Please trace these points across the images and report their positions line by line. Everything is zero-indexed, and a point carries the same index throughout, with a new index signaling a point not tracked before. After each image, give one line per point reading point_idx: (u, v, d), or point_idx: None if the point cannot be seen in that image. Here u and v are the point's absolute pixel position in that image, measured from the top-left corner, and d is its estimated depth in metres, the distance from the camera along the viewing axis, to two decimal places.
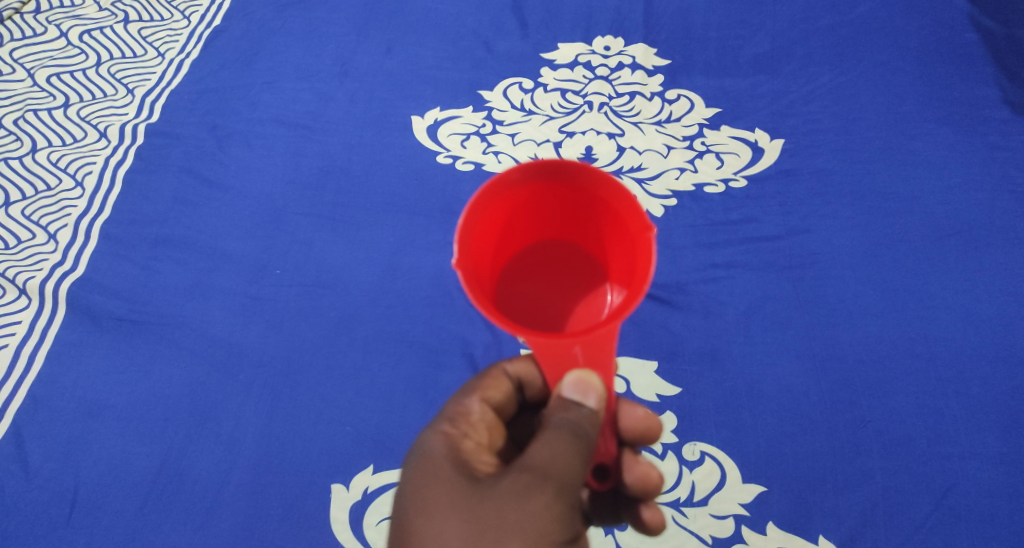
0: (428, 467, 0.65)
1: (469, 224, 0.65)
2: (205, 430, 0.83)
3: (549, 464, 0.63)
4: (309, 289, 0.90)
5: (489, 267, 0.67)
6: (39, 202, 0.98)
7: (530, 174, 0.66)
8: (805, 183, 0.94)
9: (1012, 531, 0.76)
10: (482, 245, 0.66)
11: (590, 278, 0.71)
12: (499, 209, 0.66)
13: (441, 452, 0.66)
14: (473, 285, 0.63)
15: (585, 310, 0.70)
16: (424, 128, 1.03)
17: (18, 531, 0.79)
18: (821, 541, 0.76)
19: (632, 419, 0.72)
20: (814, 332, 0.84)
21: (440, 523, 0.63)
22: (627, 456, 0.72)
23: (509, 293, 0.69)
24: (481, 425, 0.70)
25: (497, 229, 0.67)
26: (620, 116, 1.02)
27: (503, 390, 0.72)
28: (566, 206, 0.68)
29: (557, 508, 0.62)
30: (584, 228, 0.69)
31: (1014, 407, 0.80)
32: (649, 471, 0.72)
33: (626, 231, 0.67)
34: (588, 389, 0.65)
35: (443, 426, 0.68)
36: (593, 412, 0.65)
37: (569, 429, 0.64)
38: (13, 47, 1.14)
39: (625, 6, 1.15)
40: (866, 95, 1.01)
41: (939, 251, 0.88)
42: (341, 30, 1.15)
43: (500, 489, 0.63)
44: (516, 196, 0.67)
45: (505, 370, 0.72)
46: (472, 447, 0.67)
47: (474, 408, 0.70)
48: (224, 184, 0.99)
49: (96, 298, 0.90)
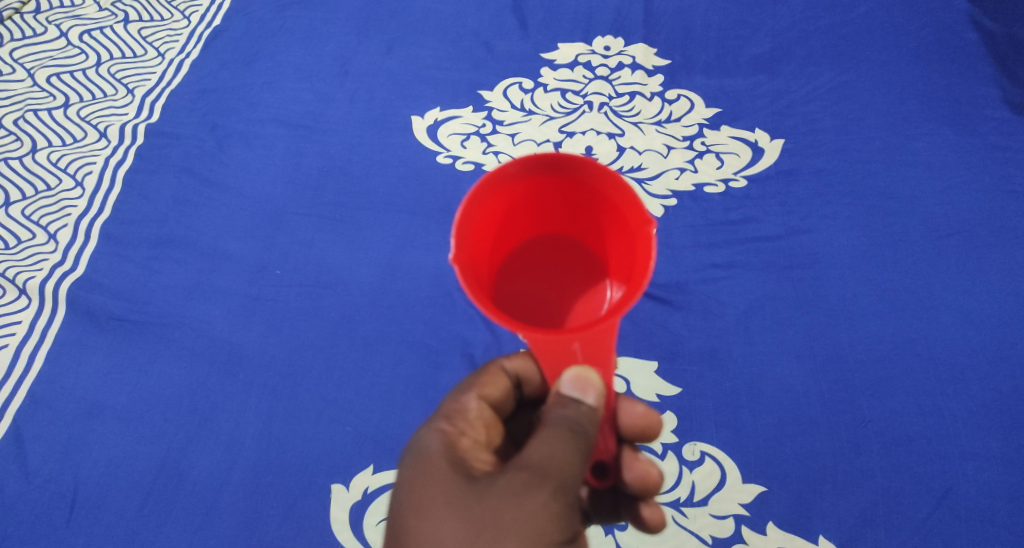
0: (424, 466, 0.65)
1: (467, 218, 0.65)
2: (205, 430, 0.83)
3: (547, 462, 0.63)
4: (309, 289, 0.90)
5: (487, 262, 0.67)
6: (38, 202, 0.98)
7: (528, 168, 0.66)
8: (805, 183, 0.94)
9: (1011, 531, 0.76)
10: (480, 241, 0.66)
11: (589, 274, 0.71)
12: (497, 204, 0.66)
13: (438, 450, 0.66)
14: (471, 280, 0.63)
15: (584, 306, 0.70)
16: (424, 128, 1.03)
17: (18, 532, 0.79)
18: (821, 541, 0.76)
19: (632, 416, 0.72)
20: (814, 331, 0.84)
21: (436, 523, 0.62)
22: (626, 454, 0.72)
23: (508, 288, 0.69)
24: (478, 423, 0.70)
25: (496, 224, 0.67)
26: (620, 116, 1.03)
27: (501, 387, 0.72)
28: (565, 201, 0.68)
29: (555, 507, 0.62)
30: (584, 223, 0.69)
31: (1013, 407, 0.80)
32: (648, 469, 0.72)
33: (626, 225, 0.67)
34: (587, 386, 0.65)
35: (440, 424, 0.68)
36: (592, 409, 0.65)
37: (568, 426, 0.64)
38: (13, 47, 1.14)
39: (625, 6, 1.15)
40: (866, 95, 1.01)
41: (939, 251, 0.88)
42: (341, 30, 1.15)
43: (497, 488, 0.63)
44: (515, 191, 0.67)
45: (504, 367, 0.72)
46: (469, 445, 0.67)
47: (471, 405, 0.70)
48: (224, 185, 0.99)
49: (96, 298, 0.90)
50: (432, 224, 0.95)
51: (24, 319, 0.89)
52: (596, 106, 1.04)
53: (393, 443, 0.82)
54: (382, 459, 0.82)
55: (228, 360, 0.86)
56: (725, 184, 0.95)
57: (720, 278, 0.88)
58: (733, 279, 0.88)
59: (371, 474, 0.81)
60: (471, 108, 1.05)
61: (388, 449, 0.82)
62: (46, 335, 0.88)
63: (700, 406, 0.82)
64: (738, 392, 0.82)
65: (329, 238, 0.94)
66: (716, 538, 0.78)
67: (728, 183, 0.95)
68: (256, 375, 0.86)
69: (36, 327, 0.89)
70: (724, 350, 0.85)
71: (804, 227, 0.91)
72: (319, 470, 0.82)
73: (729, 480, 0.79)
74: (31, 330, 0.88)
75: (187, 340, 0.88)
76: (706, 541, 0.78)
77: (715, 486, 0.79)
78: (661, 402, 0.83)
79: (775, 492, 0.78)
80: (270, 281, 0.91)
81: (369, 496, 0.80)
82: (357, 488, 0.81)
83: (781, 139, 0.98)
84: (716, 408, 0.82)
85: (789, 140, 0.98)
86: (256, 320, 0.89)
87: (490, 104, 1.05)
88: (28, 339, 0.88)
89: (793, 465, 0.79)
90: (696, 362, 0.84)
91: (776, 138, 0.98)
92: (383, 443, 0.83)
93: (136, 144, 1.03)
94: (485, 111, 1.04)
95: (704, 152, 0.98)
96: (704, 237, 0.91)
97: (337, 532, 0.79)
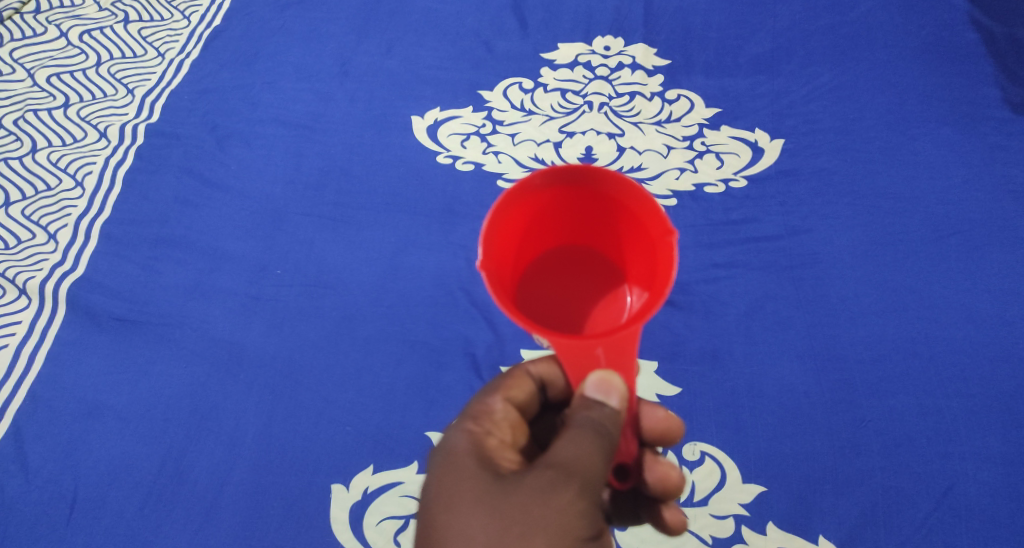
0: (452, 464, 0.65)
1: (492, 226, 0.65)
2: (205, 430, 0.83)
3: (573, 461, 0.63)
4: (309, 289, 0.90)
5: (510, 268, 0.67)
6: (39, 202, 0.98)
7: (553, 178, 0.66)
8: (805, 183, 0.94)
9: (1012, 532, 0.76)
10: (504, 249, 0.66)
11: (609, 282, 0.71)
12: (521, 213, 0.67)
13: (466, 449, 0.66)
14: (497, 287, 0.63)
15: (604, 313, 0.70)
16: (424, 128, 1.03)
17: (18, 531, 0.79)
18: (821, 541, 0.76)
19: (654, 419, 0.72)
20: (813, 331, 0.84)
21: (466, 518, 0.62)
22: (647, 457, 0.72)
23: (530, 295, 0.69)
24: (504, 424, 0.69)
25: (519, 232, 0.67)
26: (620, 116, 1.03)
27: (525, 389, 0.71)
28: (586, 211, 0.68)
29: (581, 504, 0.62)
30: (603, 232, 0.69)
31: (1014, 408, 0.80)
32: (669, 471, 0.71)
33: (646, 234, 0.67)
34: (611, 389, 0.64)
35: (467, 424, 0.68)
36: (616, 411, 0.65)
37: (592, 427, 0.64)
38: (13, 47, 1.14)
39: (625, 6, 1.15)
40: (866, 95, 1.01)
41: (939, 251, 0.88)
42: (342, 30, 1.15)
43: (525, 484, 0.63)
44: (536, 201, 0.67)
45: (528, 371, 0.72)
46: (496, 445, 0.67)
47: (497, 406, 0.70)
48: (224, 184, 0.99)
49: (97, 298, 0.90)
50: (432, 223, 0.95)
51: (23, 319, 0.89)
52: (597, 107, 1.04)
53: (393, 443, 0.82)
54: (382, 460, 0.82)
55: (227, 359, 0.86)
56: (725, 184, 0.95)
57: (720, 278, 0.88)
58: (733, 279, 0.88)
59: (371, 475, 0.81)
60: (472, 107, 1.05)
61: (387, 449, 0.82)
62: (46, 334, 0.88)
63: (699, 407, 0.82)
64: (738, 391, 0.82)
65: (329, 238, 0.94)
66: (716, 537, 0.78)
67: (728, 183, 0.95)
68: (257, 375, 0.86)
69: (36, 326, 0.89)
70: (723, 349, 0.84)
71: (803, 228, 0.91)
72: (319, 468, 0.82)
73: (729, 481, 0.79)
74: (31, 328, 0.88)
75: (186, 342, 0.88)
76: (706, 541, 0.78)
77: (715, 486, 0.79)
78: (661, 401, 0.83)
79: (772, 491, 0.79)
80: (269, 282, 0.91)
81: (368, 495, 0.80)
82: (358, 489, 0.81)
83: (780, 139, 0.98)
84: (716, 408, 0.82)
85: (789, 139, 0.98)
86: (259, 320, 0.89)
87: (490, 103, 1.05)
88: (27, 339, 0.88)
89: (792, 465, 0.79)
90: (697, 362, 0.84)
91: (777, 138, 0.98)
92: (382, 443, 0.82)
93: (136, 143, 1.03)
94: (486, 111, 1.04)
95: (704, 151, 0.98)
96: (704, 237, 0.91)
97: (337, 531, 0.79)
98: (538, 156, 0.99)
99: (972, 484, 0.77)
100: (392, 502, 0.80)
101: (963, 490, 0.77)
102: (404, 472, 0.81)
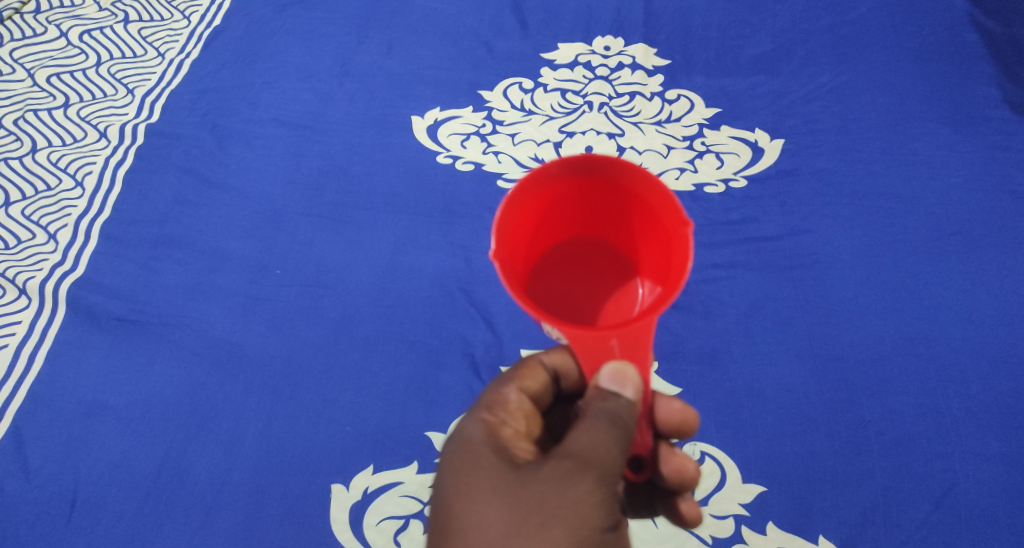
0: (467, 452, 0.65)
1: (506, 215, 0.65)
2: (204, 430, 0.83)
3: (589, 451, 0.63)
4: (309, 289, 0.90)
5: (522, 259, 0.68)
6: (39, 201, 0.98)
7: (568, 169, 0.66)
8: (805, 183, 0.94)
9: (1011, 531, 0.76)
10: (517, 239, 0.66)
11: (620, 275, 0.71)
12: (535, 204, 0.67)
13: (481, 437, 0.66)
14: (508, 276, 0.63)
15: (615, 305, 0.70)
16: (424, 128, 1.03)
17: (18, 532, 0.79)
18: (821, 541, 0.76)
19: (668, 412, 0.71)
20: (812, 331, 0.85)
21: (482, 507, 0.62)
22: (663, 449, 0.71)
23: (542, 286, 0.70)
24: (518, 413, 0.69)
25: (533, 222, 0.67)
26: (620, 116, 1.03)
27: (540, 380, 0.71)
28: (601, 204, 0.68)
29: (597, 494, 0.62)
30: (618, 226, 0.69)
31: (1013, 407, 0.80)
32: (685, 463, 0.70)
33: (661, 227, 0.67)
34: (625, 380, 0.65)
35: (482, 413, 0.68)
36: (631, 402, 0.64)
37: (608, 418, 0.64)
38: (13, 47, 1.14)
39: (626, 6, 1.15)
40: (865, 96, 1.01)
41: (938, 252, 0.88)
42: (343, 30, 1.15)
43: (542, 475, 0.63)
44: (552, 192, 0.67)
45: (542, 361, 0.71)
46: (511, 434, 0.67)
47: (511, 396, 0.69)
48: (224, 185, 0.99)
49: (97, 298, 0.90)
50: (432, 223, 0.95)
51: (23, 320, 0.89)
52: (597, 107, 1.04)
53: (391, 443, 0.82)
54: (381, 460, 0.82)
55: (226, 358, 0.87)
56: (724, 185, 0.95)
57: (720, 280, 0.88)
58: (731, 280, 0.88)
59: (371, 476, 0.81)
60: (472, 107, 1.05)
61: (385, 449, 0.82)
62: (45, 336, 0.88)
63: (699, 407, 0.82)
64: (740, 392, 0.82)
65: (326, 239, 0.94)
66: (716, 537, 0.78)
67: (728, 183, 0.95)
68: (257, 375, 0.86)
69: (36, 328, 0.89)
70: (724, 350, 0.84)
71: (803, 227, 0.91)
72: (319, 467, 0.82)
73: (729, 480, 0.79)
74: (30, 328, 0.89)
75: (184, 343, 0.87)
76: (706, 541, 0.78)
77: (714, 486, 0.79)
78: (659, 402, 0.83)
79: (771, 493, 0.78)
80: (268, 281, 0.91)
81: (368, 495, 0.80)
82: (358, 489, 0.81)
83: (778, 139, 0.98)
84: (716, 408, 0.82)
85: (789, 140, 0.98)
86: (259, 319, 0.89)
87: (489, 103, 1.05)
88: (25, 338, 0.88)
89: (790, 465, 0.79)
90: (695, 365, 0.84)
91: (777, 139, 0.98)
92: (381, 443, 0.82)
93: (135, 143, 1.03)
94: (486, 111, 1.04)
95: (704, 151, 0.98)
96: (705, 237, 0.91)
97: (337, 530, 0.79)
98: (538, 156, 0.99)
99: (971, 484, 0.77)
100: (393, 502, 0.80)
101: (963, 489, 0.77)
102: (402, 472, 0.81)
